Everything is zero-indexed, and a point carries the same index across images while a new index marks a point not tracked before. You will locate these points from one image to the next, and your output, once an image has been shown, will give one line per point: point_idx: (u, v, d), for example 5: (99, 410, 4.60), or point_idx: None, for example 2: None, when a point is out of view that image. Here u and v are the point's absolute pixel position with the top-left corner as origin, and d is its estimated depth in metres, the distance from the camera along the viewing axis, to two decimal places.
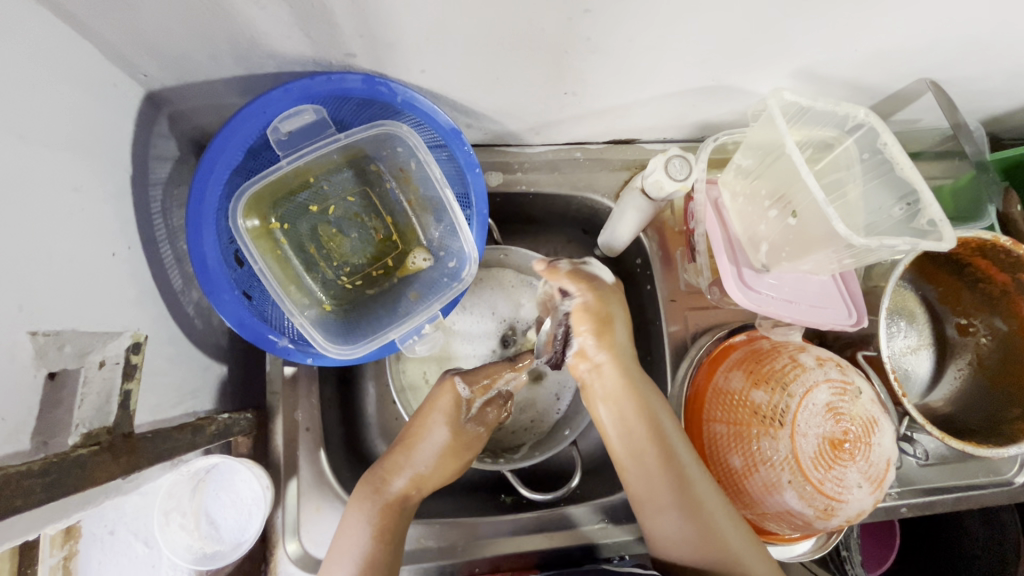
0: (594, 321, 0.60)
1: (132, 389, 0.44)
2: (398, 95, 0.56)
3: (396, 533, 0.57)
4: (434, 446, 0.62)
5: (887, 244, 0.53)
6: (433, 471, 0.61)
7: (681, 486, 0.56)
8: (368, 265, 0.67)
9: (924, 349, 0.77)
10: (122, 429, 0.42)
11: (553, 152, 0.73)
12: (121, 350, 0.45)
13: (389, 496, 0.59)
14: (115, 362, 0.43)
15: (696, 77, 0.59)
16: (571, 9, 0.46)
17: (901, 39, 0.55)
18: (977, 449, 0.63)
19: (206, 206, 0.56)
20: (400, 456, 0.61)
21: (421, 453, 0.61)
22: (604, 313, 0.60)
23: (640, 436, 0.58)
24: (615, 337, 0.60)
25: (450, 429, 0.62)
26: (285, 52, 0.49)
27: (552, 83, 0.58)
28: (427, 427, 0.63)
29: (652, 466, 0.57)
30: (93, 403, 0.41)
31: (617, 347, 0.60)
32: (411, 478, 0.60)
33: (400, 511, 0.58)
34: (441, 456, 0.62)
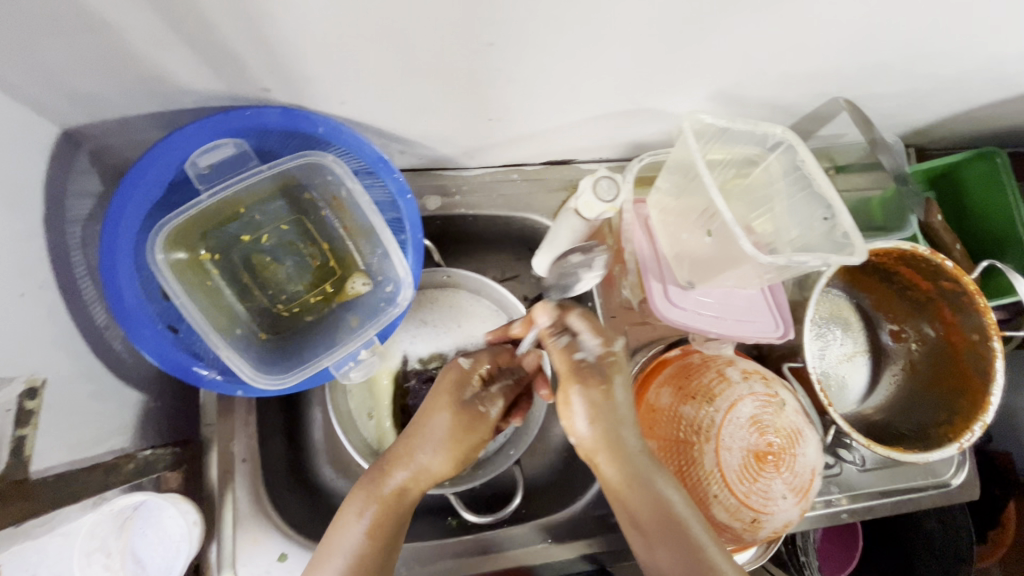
0: (602, 430, 0.51)
1: (26, 434, 0.44)
2: (320, 126, 0.56)
3: (392, 529, 0.54)
4: (435, 433, 0.56)
5: (796, 261, 0.55)
6: (434, 466, 0.55)
7: (680, 531, 0.48)
8: (305, 292, 0.68)
9: (861, 355, 0.79)
10: (15, 477, 0.42)
11: (489, 174, 0.75)
12: (14, 396, 0.44)
13: (384, 493, 0.54)
14: (6, 409, 0.43)
15: (617, 101, 0.60)
16: (473, 41, 0.47)
17: (806, 60, 0.57)
18: (903, 455, 0.63)
19: (123, 242, 0.55)
20: (409, 448, 0.56)
21: (421, 443, 0.56)
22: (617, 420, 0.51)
23: (635, 492, 0.50)
24: (619, 430, 0.51)
25: (452, 412, 0.56)
26: (199, 89, 0.49)
27: (475, 112, 0.59)
28: (432, 412, 0.57)
29: (650, 514, 0.49)
30: None
31: (614, 415, 0.51)
32: (411, 471, 0.55)
33: (396, 508, 0.54)
34: (445, 449, 0.56)
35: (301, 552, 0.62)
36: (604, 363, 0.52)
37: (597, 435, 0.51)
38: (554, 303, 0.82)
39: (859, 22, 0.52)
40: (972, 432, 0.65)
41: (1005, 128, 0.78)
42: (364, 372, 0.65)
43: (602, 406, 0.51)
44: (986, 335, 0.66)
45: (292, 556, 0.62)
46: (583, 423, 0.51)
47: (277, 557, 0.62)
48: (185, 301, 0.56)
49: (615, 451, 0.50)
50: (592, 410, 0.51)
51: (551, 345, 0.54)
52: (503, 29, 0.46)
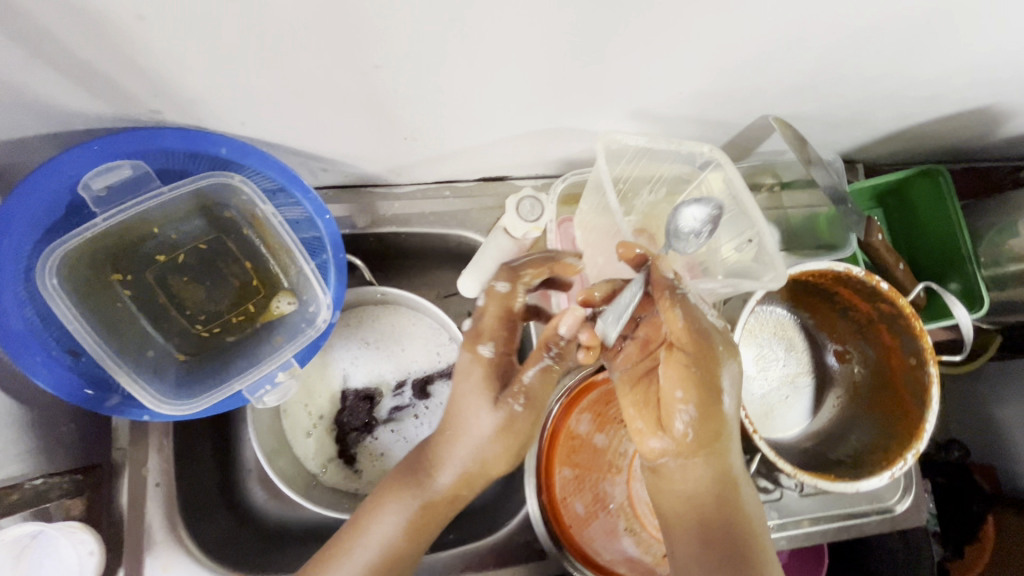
0: (707, 419, 0.50)
1: None
2: (222, 146, 0.55)
3: (427, 528, 0.55)
4: (475, 439, 0.52)
5: (702, 286, 0.61)
6: (486, 466, 0.54)
7: (737, 540, 0.50)
8: (226, 312, 0.66)
9: (803, 377, 0.76)
10: None
11: (421, 191, 0.74)
12: None
13: (431, 495, 0.55)
14: None
15: (534, 119, 0.59)
16: (359, 64, 0.46)
17: (723, 79, 0.55)
18: (830, 484, 0.62)
19: (14, 266, 0.53)
20: (449, 450, 0.54)
21: (462, 446, 0.53)
22: (713, 394, 0.50)
23: (709, 489, 0.51)
24: (723, 411, 0.51)
25: (494, 417, 0.52)
26: (85, 111, 0.48)
27: (389, 131, 0.58)
28: (471, 413, 0.52)
29: (719, 519, 0.51)
30: None
31: (715, 415, 0.50)
32: (458, 477, 0.54)
33: (441, 507, 0.55)
34: (492, 446, 0.53)
35: None
36: (713, 333, 0.51)
37: (696, 424, 0.50)
38: None
39: (768, 42, 0.50)
40: (904, 461, 0.63)
41: (952, 142, 0.76)
42: (279, 396, 0.64)
43: (710, 387, 0.49)
44: (922, 359, 0.65)
45: None
46: (689, 415, 0.49)
47: None
48: (79, 328, 0.54)
49: (708, 445, 0.50)
50: (698, 390, 0.49)
51: (670, 311, 0.51)
52: (387, 52, 0.45)
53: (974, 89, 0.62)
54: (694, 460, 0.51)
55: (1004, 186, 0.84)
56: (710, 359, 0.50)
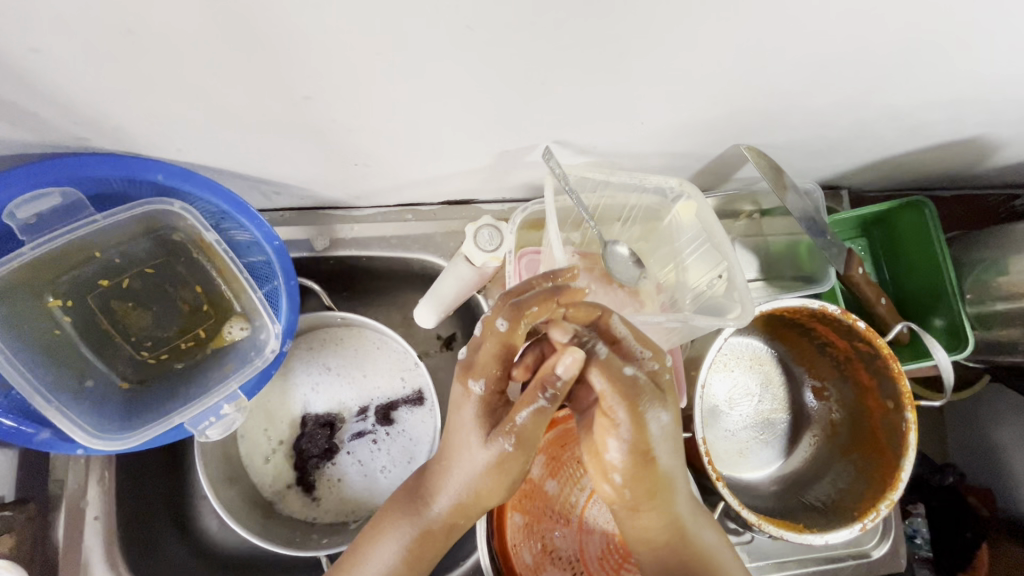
0: (637, 475, 0.46)
1: None
2: (157, 173, 0.52)
3: (429, 555, 0.52)
4: (469, 470, 0.47)
5: (647, 320, 0.53)
6: (483, 498, 0.48)
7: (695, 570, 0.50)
8: (174, 338, 0.64)
9: (779, 414, 0.73)
10: None
11: (382, 214, 0.71)
12: None
13: (429, 524, 0.50)
14: None
15: (489, 146, 0.56)
16: (288, 94, 0.43)
17: (684, 108, 0.53)
18: (797, 536, 0.59)
19: None
20: (443, 477, 0.49)
21: (456, 475, 0.48)
22: (647, 447, 0.45)
23: (663, 532, 0.49)
24: (658, 463, 0.46)
25: (484, 453, 0.46)
26: (8, 139, 0.46)
27: (336, 158, 0.55)
28: (460, 446, 0.47)
29: (673, 556, 0.50)
30: None
31: (647, 468, 0.46)
32: (456, 506, 0.49)
33: (442, 534, 0.51)
34: (485, 480, 0.47)
35: None
36: (642, 386, 0.44)
37: (631, 484, 0.46)
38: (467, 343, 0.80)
39: (726, 73, 0.47)
40: (877, 512, 0.60)
41: (939, 171, 0.73)
42: (223, 429, 0.61)
43: (639, 451, 0.45)
44: (899, 404, 0.62)
45: None
46: (618, 472, 0.45)
47: None
48: (4, 362, 0.52)
49: (649, 500, 0.47)
50: (628, 447, 0.44)
51: (587, 374, 0.44)
52: (316, 82, 0.42)
53: (955, 119, 0.59)
54: (640, 513, 0.48)
55: (997, 215, 0.80)
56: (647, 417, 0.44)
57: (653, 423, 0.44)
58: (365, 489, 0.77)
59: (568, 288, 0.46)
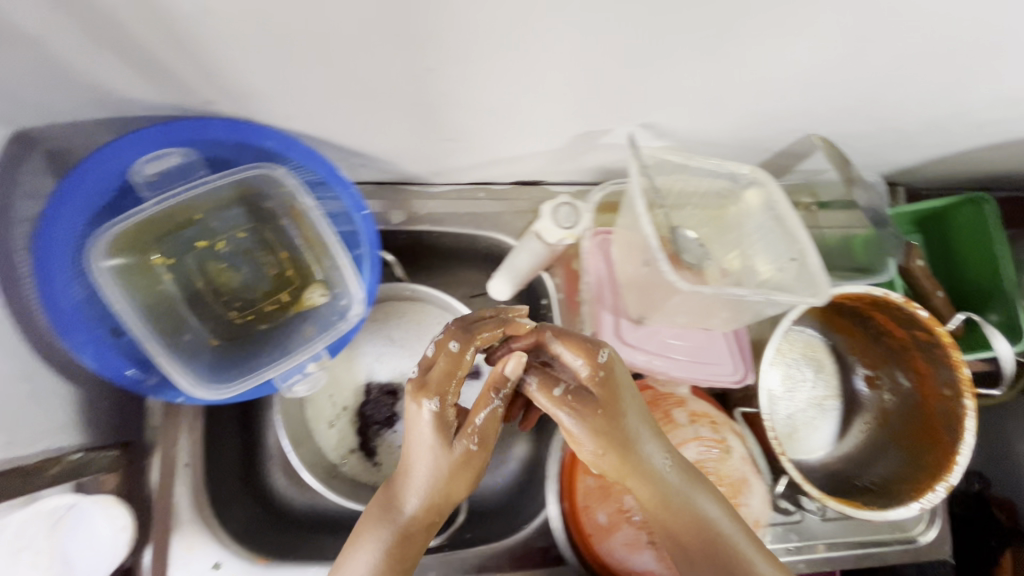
0: (608, 457, 0.49)
1: None
2: (269, 139, 0.56)
3: (409, 557, 0.50)
4: (430, 470, 0.49)
5: (733, 292, 0.51)
6: (450, 493, 0.50)
7: (713, 549, 0.49)
8: (260, 300, 0.67)
9: (830, 401, 0.76)
10: None
11: (456, 191, 0.74)
12: None
13: (399, 527, 0.50)
14: None
15: (576, 126, 0.59)
16: (414, 65, 0.46)
17: (768, 95, 0.55)
18: (856, 510, 0.61)
19: (66, 244, 0.55)
20: (405, 477, 0.50)
21: (417, 472, 0.50)
22: (606, 441, 0.49)
23: (665, 512, 0.50)
24: (620, 450, 0.49)
25: (442, 451, 0.49)
26: (145, 99, 0.49)
27: (432, 132, 0.58)
28: (417, 453, 0.50)
29: (687, 533, 0.49)
30: None
31: (619, 450, 0.49)
32: (427, 499, 0.50)
33: (418, 533, 0.50)
34: (449, 475, 0.49)
35: (237, 561, 0.63)
36: (589, 385, 0.50)
37: (604, 463, 0.50)
38: None
39: (820, 60, 0.50)
40: (934, 493, 0.62)
41: (995, 171, 0.75)
42: (309, 387, 0.66)
43: (605, 434, 0.49)
44: (957, 391, 0.64)
45: (227, 566, 0.62)
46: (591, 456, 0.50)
47: (211, 566, 0.62)
48: (123, 308, 0.56)
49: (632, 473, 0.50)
50: (591, 440, 0.49)
51: (534, 390, 0.51)
52: (443, 53, 0.45)
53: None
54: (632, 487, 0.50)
55: None
56: (591, 421, 0.49)
57: (601, 416, 0.49)
58: None
59: (514, 320, 0.55)
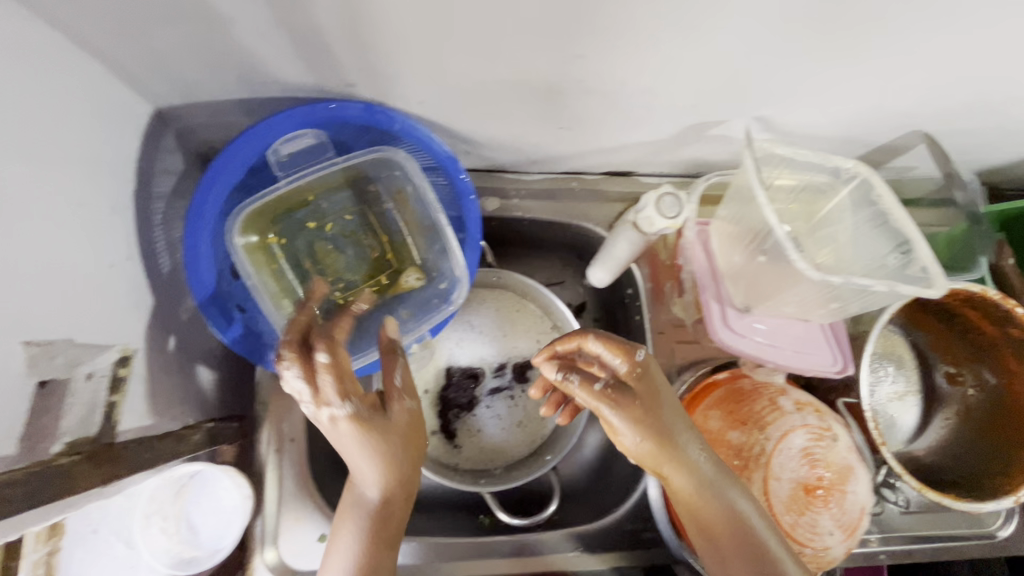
0: (647, 449, 0.51)
1: (115, 401, 0.47)
2: (397, 123, 0.57)
3: (389, 534, 0.54)
4: (379, 454, 0.51)
5: (857, 283, 0.52)
6: (409, 466, 0.54)
7: (747, 543, 0.50)
8: (362, 283, 0.67)
9: (911, 396, 0.77)
10: (105, 439, 0.45)
11: (549, 180, 0.75)
12: (110, 364, 0.48)
13: (367, 508, 0.53)
14: (101, 374, 0.46)
15: (691, 118, 0.60)
16: (564, 52, 0.47)
17: (890, 91, 0.56)
18: (956, 503, 0.62)
19: (207, 220, 0.58)
20: (353, 468, 0.52)
21: (360, 461, 0.51)
22: (647, 432, 0.51)
23: (698, 501, 0.51)
24: (654, 441, 0.51)
25: (386, 434, 0.51)
26: (290, 80, 0.51)
27: (550, 120, 0.59)
28: (347, 445, 0.51)
29: (722, 528, 0.50)
30: (81, 413, 0.43)
31: (658, 439, 0.51)
32: (393, 481, 0.53)
33: (392, 512, 0.54)
34: (399, 452, 0.53)
35: None
36: (631, 380, 0.52)
37: (642, 453, 0.52)
38: (599, 314, 0.84)
39: (954, 57, 0.51)
40: None
41: None
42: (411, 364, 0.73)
43: (648, 427, 0.51)
44: None
45: None
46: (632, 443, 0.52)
47: (317, 537, 0.64)
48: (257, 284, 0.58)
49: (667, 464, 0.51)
50: (636, 435, 0.51)
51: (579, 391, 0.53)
52: (595, 40, 0.46)
53: None
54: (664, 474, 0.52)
55: None
56: (633, 414, 0.51)
57: (639, 413, 0.51)
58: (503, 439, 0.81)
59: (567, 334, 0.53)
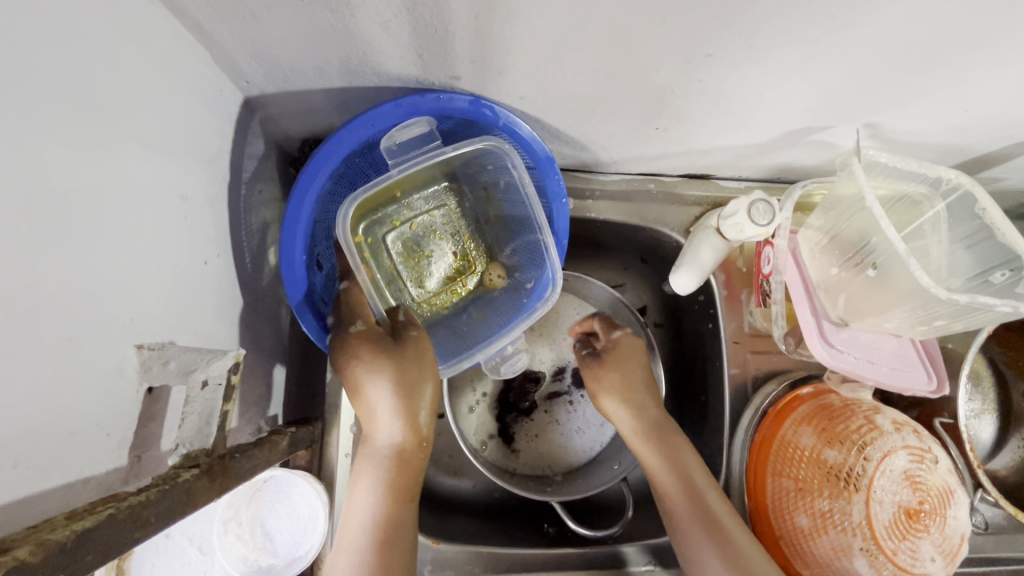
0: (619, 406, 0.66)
1: (230, 411, 0.42)
2: (501, 118, 0.54)
3: (404, 482, 0.53)
4: (381, 391, 0.53)
5: (987, 302, 0.50)
6: (416, 406, 0.53)
7: (707, 515, 0.58)
8: (444, 284, 0.68)
9: (988, 414, 0.75)
10: (219, 453, 0.40)
11: (626, 182, 0.72)
12: (225, 371, 0.43)
13: (378, 454, 0.53)
14: (217, 383, 0.42)
15: (795, 123, 0.58)
16: (692, 51, 0.45)
17: (1013, 104, 0.54)
18: None
19: (303, 213, 0.56)
20: (366, 411, 0.54)
21: (371, 401, 0.53)
22: (613, 390, 0.67)
23: (663, 472, 0.61)
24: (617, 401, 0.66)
25: (384, 368, 0.53)
26: (391, 71, 0.49)
27: (649, 119, 0.57)
28: (358, 382, 0.53)
29: (682, 498, 0.59)
30: (194, 424, 0.40)
31: (627, 397, 0.66)
32: (402, 425, 0.53)
33: (407, 461, 0.53)
34: (408, 388, 0.53)
35: None
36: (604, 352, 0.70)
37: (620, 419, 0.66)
38: (660, 318, 0.82)
39: None
40: None
41: None
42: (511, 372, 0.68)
43: (621, 394, 0.66)
44: None
45: None
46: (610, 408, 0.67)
47: None
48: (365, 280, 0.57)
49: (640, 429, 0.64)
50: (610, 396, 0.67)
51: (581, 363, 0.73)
52: (728, 40, 0.44)
53: None
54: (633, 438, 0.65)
55: None
56: (603, 378, 0.68)
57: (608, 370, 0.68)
58: (564, 445, 0.79)
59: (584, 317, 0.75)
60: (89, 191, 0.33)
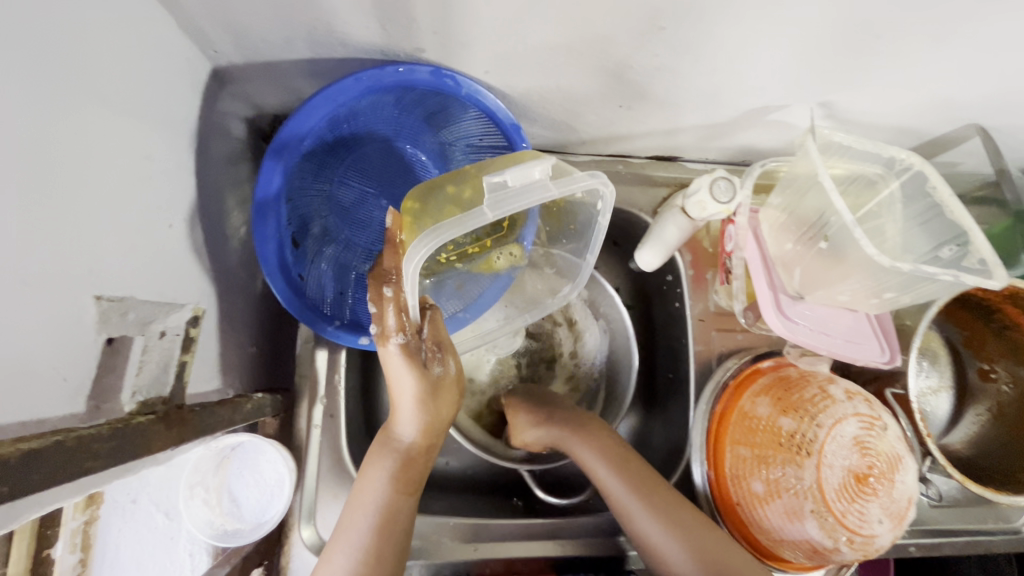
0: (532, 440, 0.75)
1: (187, 360, 0.48)
2: (464, 88, 0.55)
3: (413, 477, 0.56)
4: (409, 395, 0.53)
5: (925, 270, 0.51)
6: (441, 414, 0.56)
7: (637, 482, 0.61)
8: (469, 243, 0.62)
9: (944, 391, 0.77)
10: (176, 403, 0.45)
11: (595, 161, 0.75)
12: (182, 323, 0.48)
13: (395, 448, 0.55)
14: (175, 334, 0.47)
15: (753, 102, 0.60)
16: (646, 25, 0.47)
17: (957, 86, 0.56)
18: (996, 495, 0.63)
19: (274, 184, 0.57)
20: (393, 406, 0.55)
21: (401, 402, 0.54)
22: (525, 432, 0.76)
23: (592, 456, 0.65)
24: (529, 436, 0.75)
25: (421, 377, 0.53)
26: (358, 41, 0.50)
27: (612, 97, 0.59)
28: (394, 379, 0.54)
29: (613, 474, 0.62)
30: (154, 371, 0.43)
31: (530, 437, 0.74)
32: (422, 429, 0.55)
33: (422, 460, 0.56)
34: (436, 399, 0.55)
35: None
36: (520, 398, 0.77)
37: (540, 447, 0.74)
38: (632, 301, 0.82)
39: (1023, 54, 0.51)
40: None
41: None
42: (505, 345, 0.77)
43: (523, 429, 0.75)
44: None
45: None
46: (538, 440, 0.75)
47: None
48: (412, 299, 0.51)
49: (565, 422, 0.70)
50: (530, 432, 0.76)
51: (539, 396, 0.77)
52: (681, 14, 0.45)
53: None
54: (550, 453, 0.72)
55: None
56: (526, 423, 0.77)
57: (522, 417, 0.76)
58: None
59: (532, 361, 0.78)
60: (53, 142, 0.34)
